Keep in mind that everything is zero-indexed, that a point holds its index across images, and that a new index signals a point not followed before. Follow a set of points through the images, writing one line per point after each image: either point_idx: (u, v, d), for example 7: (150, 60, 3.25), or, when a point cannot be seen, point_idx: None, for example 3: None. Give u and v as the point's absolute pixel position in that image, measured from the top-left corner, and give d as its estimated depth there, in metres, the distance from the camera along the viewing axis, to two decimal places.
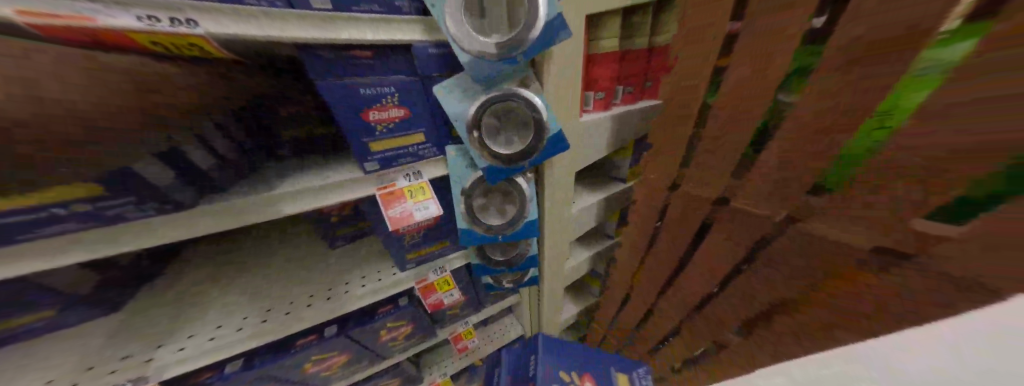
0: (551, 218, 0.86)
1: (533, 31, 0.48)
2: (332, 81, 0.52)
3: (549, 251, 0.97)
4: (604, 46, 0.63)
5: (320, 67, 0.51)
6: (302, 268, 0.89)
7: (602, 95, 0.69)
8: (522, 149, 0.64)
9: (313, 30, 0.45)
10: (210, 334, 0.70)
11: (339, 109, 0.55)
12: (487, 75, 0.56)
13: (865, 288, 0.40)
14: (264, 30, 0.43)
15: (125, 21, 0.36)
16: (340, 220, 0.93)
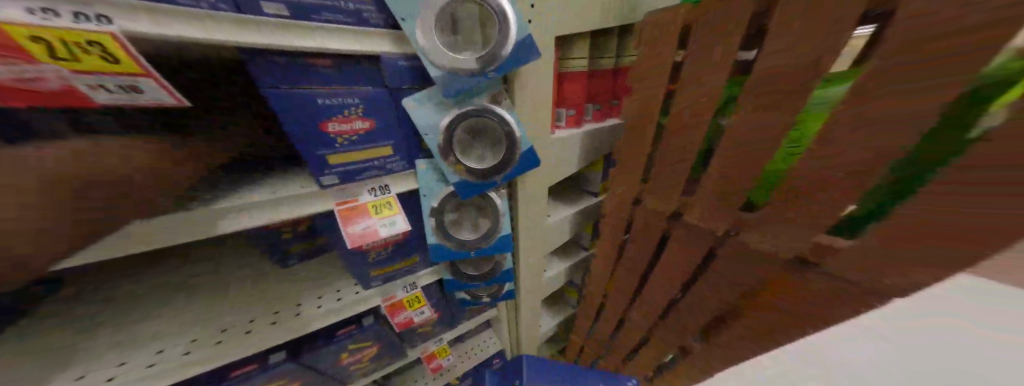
0: (525, 232, 0.87)
1: (504, 48, 0.50)
2: (287, 88, 0.49)
3: (523, 265, 0.97)
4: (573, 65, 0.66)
5: (279, 73, 0.48)
6: (250, 289, 0.78)
7: (573, 111, 0.73)
8: (496, 164, 0.65)
9: (267, 36, 0.43)
10: (146, 360, 0.59)
11: (291, 118, 0.51)
12: (460, 88, 0.57)
13: (803, 290, 0.51)
14: (209, 32, 0.39)
15: (12, 14, 0.29)
16: (294, 236, 0.84)
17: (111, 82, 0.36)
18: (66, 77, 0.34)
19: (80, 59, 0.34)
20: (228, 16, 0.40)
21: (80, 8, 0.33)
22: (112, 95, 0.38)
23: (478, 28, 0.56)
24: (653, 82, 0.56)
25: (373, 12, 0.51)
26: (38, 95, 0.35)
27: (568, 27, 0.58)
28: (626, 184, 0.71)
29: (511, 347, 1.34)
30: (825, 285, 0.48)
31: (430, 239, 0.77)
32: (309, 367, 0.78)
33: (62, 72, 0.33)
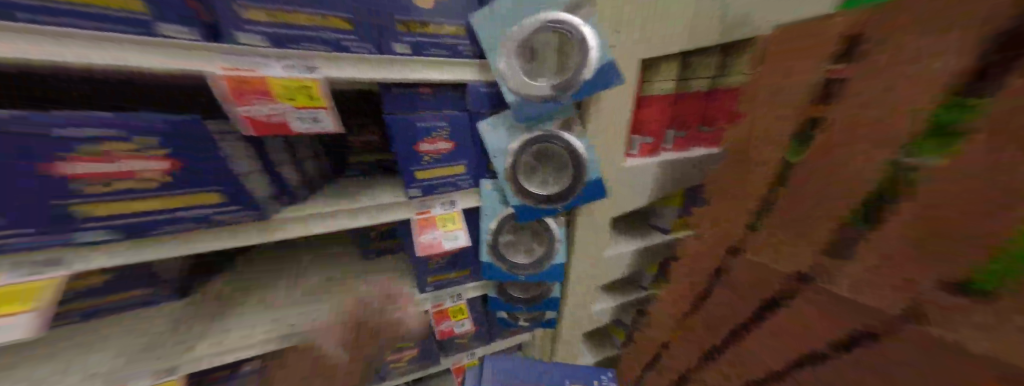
0: (579, 262, 0.82)
1: (585, 75, 0.50)
2: (397, 113, 0.56)
3: (571, 296, 0.91)
4: (657, 88, 0.60)
5: (397, 101, 0.56)
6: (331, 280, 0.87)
7: (650, 140, 0.65)
8: (560, 190, 0.63)
9: (402, 73, 0.52)
10: (247, 329, 0.69)
11: (397, 138, 0.57)
12: (534, 114, 0.56)
13: None
14: (364, 72, 0.49)
15: (276, 72, 0.44)
16: (376, 235, 0.93)
17: (310, 114, 0.48)
18: (289, 112, 0.47)
19: (299, 97, 0.46)
20: (374, 58, 0.50)
21: (302, 62, 0.45)
22: (306, 125, 0.49)
23: (555, 54, 0.56)
24: (786, 100, 0.29)
25: (467, 45, 0.55)
26: (271, 127, 0.47)
27: (654, 49, 0.53)
28: (707, 220, 0.40)
29: None
30: None
31: (482, 256, 0.75)
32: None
33: (288, 108, 0.46)
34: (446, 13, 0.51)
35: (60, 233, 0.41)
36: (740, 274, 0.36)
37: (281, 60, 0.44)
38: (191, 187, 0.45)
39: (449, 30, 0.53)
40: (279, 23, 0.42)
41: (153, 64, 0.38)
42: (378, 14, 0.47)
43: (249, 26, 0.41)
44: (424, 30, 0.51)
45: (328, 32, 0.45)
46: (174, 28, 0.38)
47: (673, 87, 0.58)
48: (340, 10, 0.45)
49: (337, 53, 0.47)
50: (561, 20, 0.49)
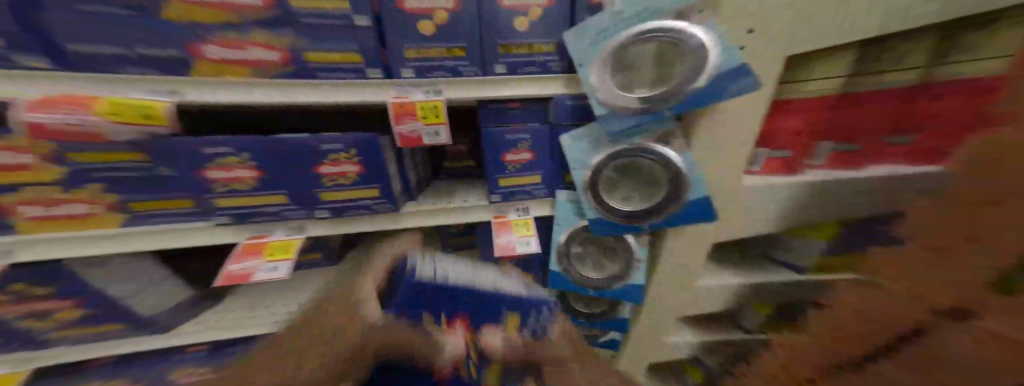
0: (660, 288, 0.72)
1: (696, 83, 0.45)
2: (490, 127, 0.60)
3: (645, 321, 0.80)
4: (807, 90, 0.48)
5: (490, 117, 0.60)
6: None
7: (781, 153, 0.54)
8: (648, 208, 0.57)
9: (503, 90, 0.56)
10: None
11: (486, 151, 0.62)
12: (626, 128, 0.53)
13: None
14: (474, 93, 0.56)
15: (417, 96, 0.54)
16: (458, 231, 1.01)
17: (435, 130, 0.57)
18: (422, 128, 0.56)
19: (432, 115, 0.55)
20: (476, 79, 0.55)
21: (433, 88, 0.54)
22: (431, 139, 0.58)
23: (652, 68, 0.49)
24: None
25: (556, 61, 0.55)
26: (411, 141, 0.57)
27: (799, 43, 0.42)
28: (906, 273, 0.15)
29: None
30: None
31: (550, 266, 0.72)
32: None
33: (422, 125, 0.56)
34: (542, 32, 0.53)
35: (308, 210, 0.59)
36: (892, 342, 0.15)
37: (422, 87, 0.54)
38: (367, 183, 0.59)
39: (543, 48, 0.54)
40: (424, 57, 0.52)
41: (362, 98, 0.53)
42: (486, 40, 0.52)
43: (407, 63, 0.52)
44: (523, 50, 0.54)
45: (450, 61, 0.53)
46: (375, 71, 0.52)
47: (836, 86, 0.46)
48: (455, 41, 0.52)
49: (454, 78, 0.54)
50: (670, 26, 0.44)
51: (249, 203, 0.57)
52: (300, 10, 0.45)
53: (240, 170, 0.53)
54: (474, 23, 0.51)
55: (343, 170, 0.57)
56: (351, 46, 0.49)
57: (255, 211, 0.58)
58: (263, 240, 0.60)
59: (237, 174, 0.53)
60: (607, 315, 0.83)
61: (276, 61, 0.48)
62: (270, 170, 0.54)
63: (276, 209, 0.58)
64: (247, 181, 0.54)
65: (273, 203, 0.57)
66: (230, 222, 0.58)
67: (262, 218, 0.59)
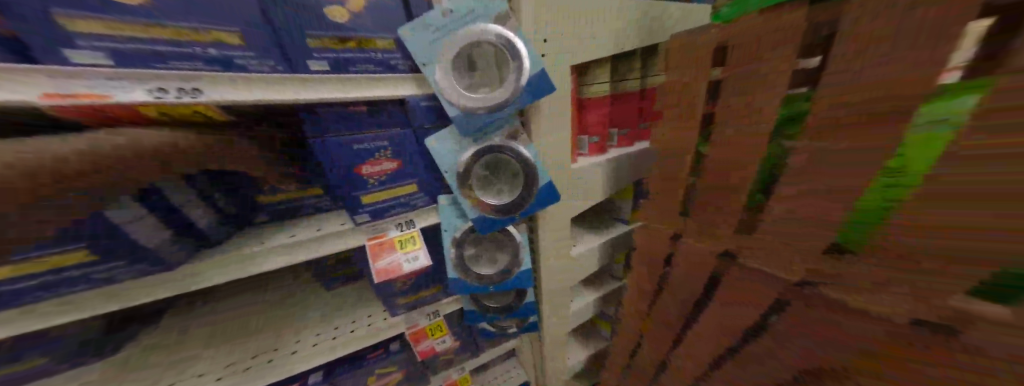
0: (546, 270, 0.80)
1: (522, 80, 0.49)
2: (330, 137, 0.52)
3: (546, 299, 0.89)
4: (594, 90, 0.64)
5: (321, 126, 0.52)
6: (297, 311, 0.83)
7: (596, 139, 0.69)
8: (514, 200, 0.60)
9: (330, 91, 0.48)
10: (217, 374, 0.66)
11: (338, 168, 0.54)
12: (478, 127, 0.56)
13: (746, 310, 0.44)
14: (287, 93, 0.45)
15: (137, 96, 0.36)
16: (338, 261, 0.89)
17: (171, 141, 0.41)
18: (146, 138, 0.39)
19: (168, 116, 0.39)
20: (288, 77, 0.46)
21: (182, 83, 0.39)
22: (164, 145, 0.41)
23: (492, 67, 0.56)
24: (726, 100, 0.41)
25: (400, 59, 0.54)
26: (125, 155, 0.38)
27: (598, 54, 0.57)
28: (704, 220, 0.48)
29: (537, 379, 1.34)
30: (750, 281, 0.43)
31: (450, 272, 0.69)
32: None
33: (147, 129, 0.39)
34: (371, 25, 0.50)
35: None
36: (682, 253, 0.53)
37: (143, 83, 0.37)
38: (62, 247, 0.38)
39: (376, 44, 0.51)
40: (125, 36, 0.36)
41: None
42: (278, 26, 0.44)
43: (88, 41, 0.35)
44: (354, 45, 0.50)
45: (212, 48, 0.41)
46: None
47: (608, 88, 0.64)
48: (217, 22, 0.41)
49: (224, 72, 0.43)
50: (491, 28, 0.48)
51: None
52: None
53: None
54: (252, 4, 0.42)
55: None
56: None
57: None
58: None
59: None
60: (514, 306, 0.85)
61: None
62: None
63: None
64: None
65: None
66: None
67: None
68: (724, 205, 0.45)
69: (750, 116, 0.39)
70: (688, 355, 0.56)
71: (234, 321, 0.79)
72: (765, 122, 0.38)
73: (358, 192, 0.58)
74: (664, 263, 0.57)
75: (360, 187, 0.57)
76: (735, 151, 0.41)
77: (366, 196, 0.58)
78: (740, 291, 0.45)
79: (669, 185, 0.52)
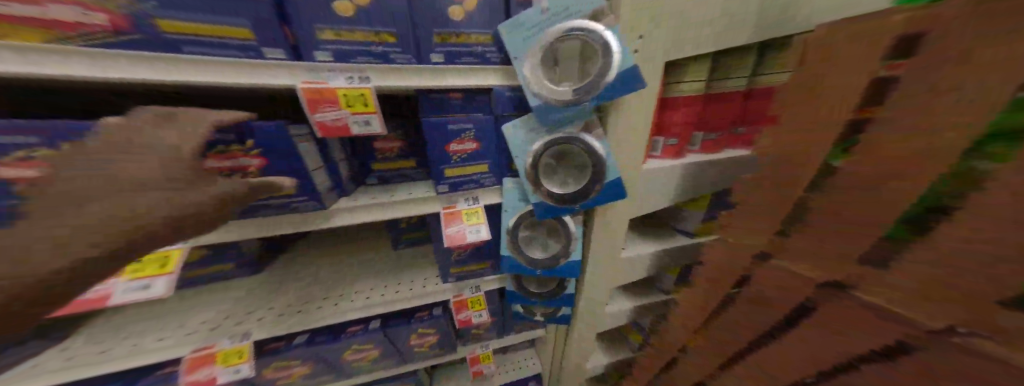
0: (597, 266, 0.80)
1: (607, 76, 0.50)
2: (431, 116, 0.61)
3: (587, 294, 0.89)
4: (686, 89, 0.62)
5: (432, 107, 0.61)
6: (376, 263, 0.98)
7: (674, 141, 0.68)
8: (576, 190, 0.61)
9: (448, 78, 0.58)
10: (301, 307, 0.81)
11: (431, 144, 0.62)
12: (555, 118, 0.59)
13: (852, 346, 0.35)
14: (414, 80, 0.56)
15: (339, 83, 0.52)
16: (410, 226, 1.00)
17: (361, 120, 0.55)
18: (346, 116, 0.54)
19: (354, 104, 0.53)
20: (415, 67, 0.56)
21: (360, 73, 0.53)
22: (360, 128, 0.56)
23: (576, 60, 0.57)
24: None
25: (494, 52, 0.58)
26: (335, 130, 0.55)
27: (681, 49, 0.54)
28: (799, 244, 0.39)
29: (553, 374, 1.36)
30: (865, 314, 0.33)
31: (503, 250, 0.72)
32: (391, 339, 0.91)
33: (347, 113, 0.54)
34: (476, 20, 0.55)
35: None
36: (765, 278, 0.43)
37: (347, 72, 0.53)
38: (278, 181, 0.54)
39: (478, 39, 0.56)
40: (343, 41, 0.51)
41: (249, 79, 0.48)
42: (418, 26, 0.53)
43: (325, 45, 0.51)
44: (457, 40, 0.56)
45: (380, 46, 0.53)
46: (274, 50, 0.48)
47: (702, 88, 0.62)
48: (384, 25, 0.52)
49: (383, 64, 0.54)
50: (589, 27, 0.49)
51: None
52: (173, 35, 0.43)
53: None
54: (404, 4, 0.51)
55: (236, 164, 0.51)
56: (242, 21, 0.45)
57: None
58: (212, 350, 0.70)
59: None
60: (557, 293, 0.87)
61: (108, 26, 0.40)
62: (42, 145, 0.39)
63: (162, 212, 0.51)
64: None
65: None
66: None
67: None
68: (872, 229, 0.32)
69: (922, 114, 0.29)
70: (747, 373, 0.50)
71: (334, 262, 0.97)
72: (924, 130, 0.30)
73: (441, 165, 0.65)
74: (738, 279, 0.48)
75: (443, 163, 0.65)
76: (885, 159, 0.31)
77: (449, 171, 0.66)
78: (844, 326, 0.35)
79: None
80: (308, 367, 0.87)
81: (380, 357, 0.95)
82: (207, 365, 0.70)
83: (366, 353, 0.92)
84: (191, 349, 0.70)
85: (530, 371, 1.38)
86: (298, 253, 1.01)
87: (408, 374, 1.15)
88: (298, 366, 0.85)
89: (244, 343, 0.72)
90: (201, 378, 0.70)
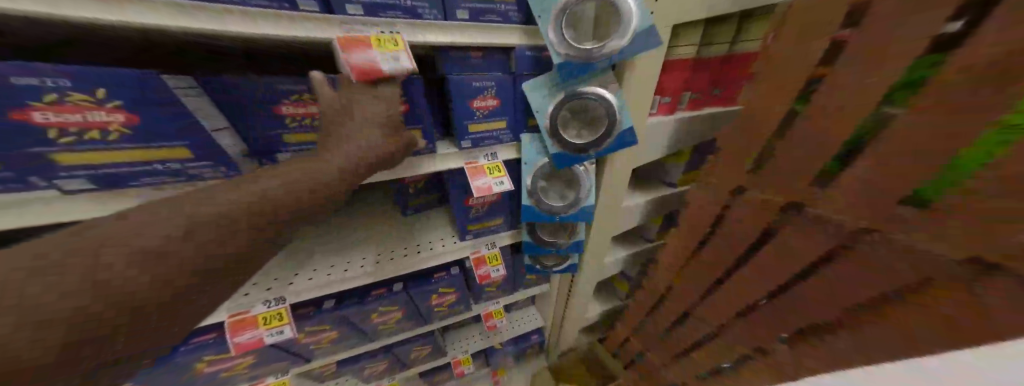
0: (602, 215, 0.91)
1: (625, 38, 0.57)
2: (457, 75, 0.65)
3: (591, 243, 1.00)
4: (679, 53, 0.72)
5: (457, 66, 0.65)
6: (389, 226, 1.01)
7: (668, 100, 0.79)
8: (591, 141, 0.69)
9: (472, 35, 0.61)
10: (326, 271, 0.84)
11: (453, 98, 0.66)
12: (569, 73, 0.65)
13: (804, 254, 0.59)
14: (443, 37, 0.59)
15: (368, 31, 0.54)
16: (420, 190, 1.03)
17: (391, 57, 0.54)
18: (373, 58, 0.53)
19: (384, 44, 0.54)
20: (441, 24, 0.59)
21: (386, 29, 0.56)
22: (392, 66, 0.54)
23: (589, 21, 0.63)
24: (856, 50, 0.44)
25: (515, 11, 0.63)
26: (364, 74, 0.52)
27: (682, 13, 0.62)
28: (784, 162, 0.58)
29: (552, 323, 1.53)
30: (811, 230, 0.56)
31: (523, 200, 0.80)
32: (414, 299, 0.98)
33: (376, 56, 0.53)
34: None
35: (212, 162, 0.51)
36: (752, 214, 0.67)
37: (376, 27, 0.55)
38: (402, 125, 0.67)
39: None
40: None
41: (292, 32, 0.50)
42: None
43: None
44: None
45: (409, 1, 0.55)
46: (307, 3, 0.50)
47: (694, 51, 0.72)
48: None
49: (413, 20, 0.57)
50: None
51: (98, 161, 0.43)
52: None
53: (98, 113, 0.41)
54: None
55: (308, 111, 0.59)
56: None
57: (123, 175, 0.46)
58: (246, 315, 0.72)
59: (93, 119, 0.41)
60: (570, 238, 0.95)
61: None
62: (150, 110, 0.44)
63: (177, 166, 0.49)
64: (118, 131, 0.43)
65: (172, 157, 0.48)
66: (90, 187, 0.45)
67: (148, 181, 0.48)
68: None
69: (886, 57, 0.41)
70: (739, 283, 0.76)
71: (346, 228, 0.99)
72: (890, 68, 0.41)
73: (466, 121, 0.69)
74: (733, 212, 0.72)
75: (467, 119, 0.69)
76: (856, 95, 0.45)
77: (472, 128, 0.71)
78: (803, 243, 0.58)
79: (756, 127, 0.62)
80: (338, 330, 0.91)
81: (404, 317, 1.02)
82: (246, 329, 0.71)
83: (390, 314, 0.97)
84: (228, 314, 0.71)
85: (535, 323, 1.52)
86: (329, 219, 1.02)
87: (424, 335, 1.24)
88: (326, 330, 0.89)
89: (278, 307, 0.75)
90: (245, 341, 0.71)
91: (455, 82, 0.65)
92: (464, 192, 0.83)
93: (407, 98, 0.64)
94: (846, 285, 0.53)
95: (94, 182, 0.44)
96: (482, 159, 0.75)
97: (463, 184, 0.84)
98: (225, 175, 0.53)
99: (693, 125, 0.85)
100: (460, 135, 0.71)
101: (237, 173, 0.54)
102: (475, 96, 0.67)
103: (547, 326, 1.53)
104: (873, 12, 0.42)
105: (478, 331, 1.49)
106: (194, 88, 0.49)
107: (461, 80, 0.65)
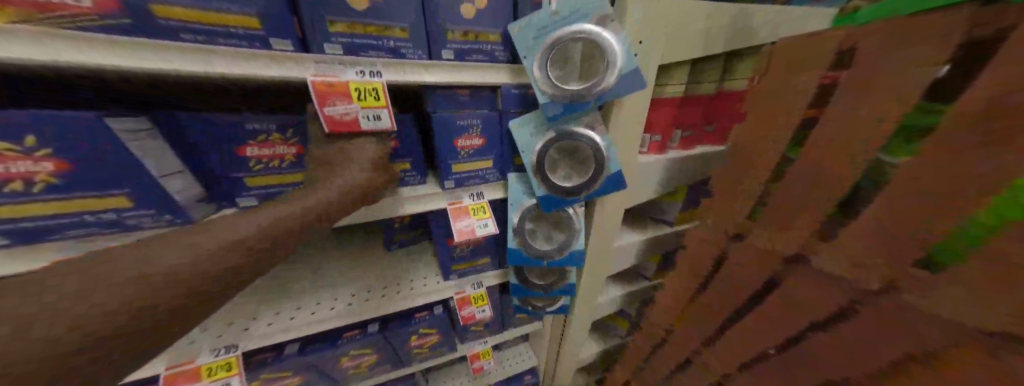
0: (594, 255, 0.84)
1: (612, 78, 0.54)
2: (442, 113, 0.62)
3: (584, 284, 0.93)
4: (670, 91, 0.72)
5: (440, 104, 0.62)
6: (370, 263, 0.96)
7: (659, 138, 0.77)
8: (581, 183, 0.65)
9: (454, 74, 0.59)
10: (292, 313, 0.77)
11: (438, 139, 0.63)
12: (554, 115, 0.62)
13: (812, 308, 0.50)
14: (425, 74, 0.57)
15: (353, 77, 0.52)
16: (406, 225, 0.99)
17: (371, 113, 0.56)
18: (355, 109, 0.55)
19: (366, 97, 0.54)
20: (423, 62, 0.57)
21: (364, 68, 0.53)
22: (369, 122, 0.57)
23: (578, 61, 0.62)
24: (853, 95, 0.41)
25: (502, 51, 0.61)
26: (341, 125, 0.54)
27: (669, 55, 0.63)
28: None
29: (546, 364, 1.42)
30: (818, 282, 0.49)
31: (509, 242, 0.74)
32: (391, 342, 0.90)
33: (357, 107, 0.55)
34: (486, 21, 0.57)
35: (154, 211, 0.47)
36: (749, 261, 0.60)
37: (354, 66, 0.53)
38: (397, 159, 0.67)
39: (489, 37, 0.59)
40: (356, 34, 0.51)
41: (262, 72, 0.47)
42: (431, 22, 0.55)
43: (334, 37, 0.50)
44: (472, 38, 0.58)
45: (391, 41, 0.54)
46: (281, 42, 0.48)
47: (684, 89, 0.72)
48: (397, 21, 0.53)
49: (395, 59, 0.55)
50: (591, 30, 0.53)
51: (20, 214, 0.40)
52: (170, 22, 0.41)
53: (24, 164, 0.38)
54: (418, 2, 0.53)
55: (276, 152, 0.56)
56: (250, 10, 0.44)
57: (42, 229, 0.41)
58: (191, 365, 0.65)
59: (17, 170, 0.38)
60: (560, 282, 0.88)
61: (91, 9, 0.37)
62: (88, 159, 0.41)
63: (112, 216, 0.45)
64: (45, 181, 0.39)
65: (106, 207, 0.44)
66: (2, 243, 0.40)
67: (74, 233, 0.43)
68: None
69: (886, 104, 0.38)
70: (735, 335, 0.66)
71: (325, 264, 0.94)
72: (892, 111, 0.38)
73: (449, 161, 0.66)
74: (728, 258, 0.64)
75: (451, 159, 0.66)
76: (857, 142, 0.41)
77: (456, 168, 0.67)
78: (812, 295, 0.50)
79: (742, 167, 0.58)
80: (301, 378, 0.81)
81: (379, 361, 0.93)
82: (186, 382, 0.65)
83: (362, 358, 0.89)
84: (168, 366, 0.64)
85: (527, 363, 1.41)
86: (292, 262, 0.93)
87: (403, 380, 1.13)
88: (287, 378, 0.80)
89: (231, 355, 0.67)
90: None
91: (440, 119, 0.62)
92: (447, 230, 0.78)
93: (397, 134, 0.64)
94: (868, 346, 0.44)
95: (7, 238, 0.40)
96: (467, 200, 0.70)
97: (446, 224, 0.79)
98: (169, 223, 0.49)
99: (688, 164, 0.82)
100: (443, 175, 0.67)
101: (185, 220, 0.50)
102: (460, 135, 0.64)
103: (541, 368, 1.42)
104: (859, 49, 0.41)
105: (465, 373, 1.37)
106: (149, 130, 0.46)
107: (444, 118, 0.62)
